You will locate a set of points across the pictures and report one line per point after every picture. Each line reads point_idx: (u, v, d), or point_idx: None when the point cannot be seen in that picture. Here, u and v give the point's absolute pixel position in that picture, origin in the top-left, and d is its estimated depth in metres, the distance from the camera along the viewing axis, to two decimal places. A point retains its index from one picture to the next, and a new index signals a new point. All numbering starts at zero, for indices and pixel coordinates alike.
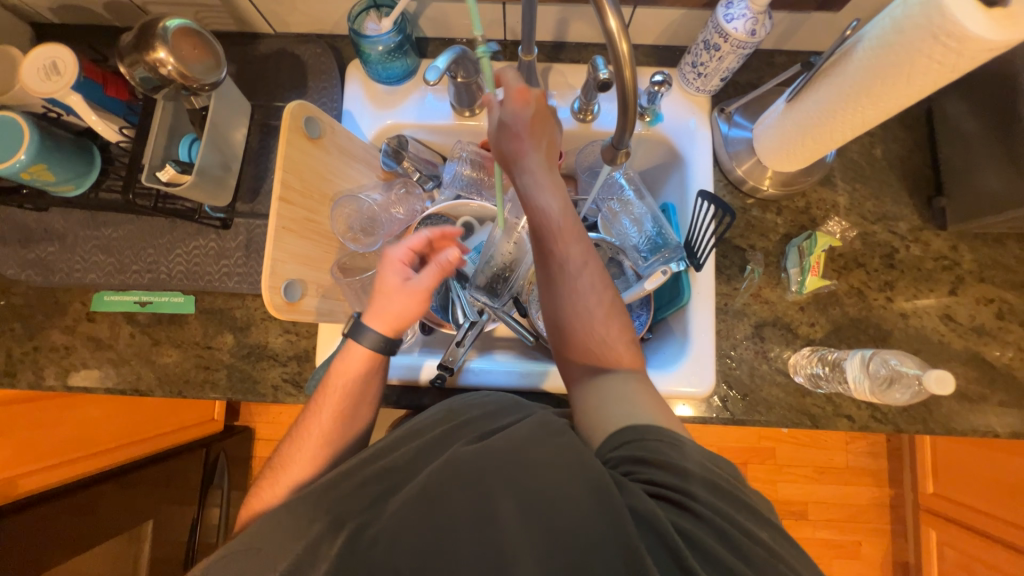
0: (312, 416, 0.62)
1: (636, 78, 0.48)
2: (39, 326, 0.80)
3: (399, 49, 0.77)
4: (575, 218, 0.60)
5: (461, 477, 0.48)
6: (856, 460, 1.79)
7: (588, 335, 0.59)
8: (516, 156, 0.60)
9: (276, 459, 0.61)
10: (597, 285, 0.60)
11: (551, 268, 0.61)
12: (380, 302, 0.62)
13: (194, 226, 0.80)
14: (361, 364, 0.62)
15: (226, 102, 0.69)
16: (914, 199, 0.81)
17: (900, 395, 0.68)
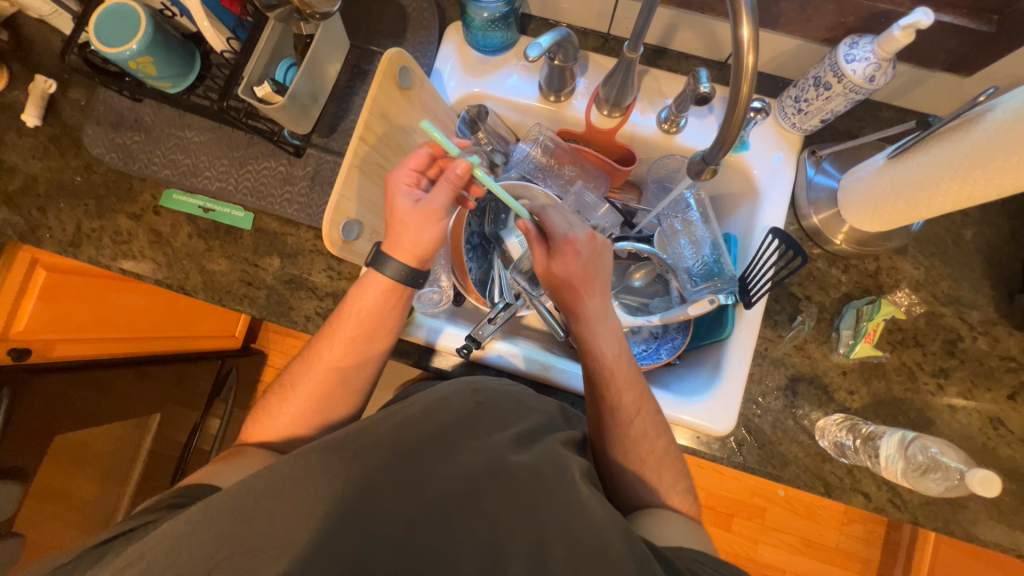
0: (328, 342, 0.66)
1: (750, 96, 0.47)
2: (109, 208, 0.85)
3: (503, 20, 0.77)
4: (627, 363, 0.66)
5: (486, 464, 0.50)
6: (847, 543, 1.72)
7: (635, 475, 0.64)
8: (573, 300, 0.67)
9: (287, 378, 0.67)
10: (647, 425, 0.65)
11: (602, 412, 0.66)
12: (397, 230, 0.65)
13: (269, 147, 0.82)
14: (378, 293, 0.65)
15: (328, 35, 0.70)
16: (994, 291, 0.76)
17: (934, 485, 0.65)
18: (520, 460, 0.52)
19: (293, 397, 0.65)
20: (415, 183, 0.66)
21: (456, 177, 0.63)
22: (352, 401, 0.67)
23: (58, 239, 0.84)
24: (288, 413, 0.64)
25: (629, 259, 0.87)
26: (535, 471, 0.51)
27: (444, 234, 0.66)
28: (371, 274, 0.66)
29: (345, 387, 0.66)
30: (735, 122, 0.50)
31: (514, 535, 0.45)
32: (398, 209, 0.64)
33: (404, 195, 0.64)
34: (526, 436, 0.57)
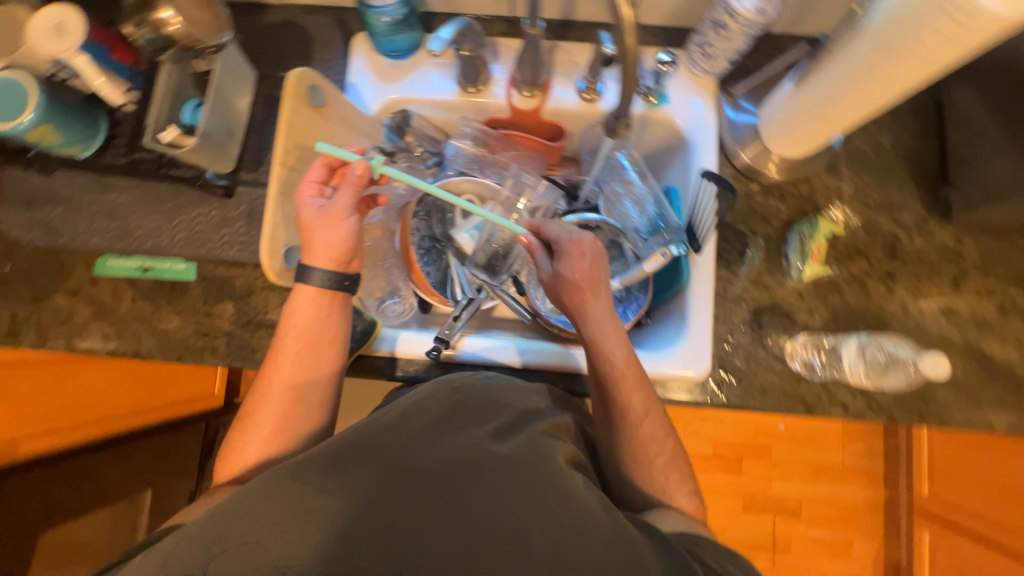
0: (275, 366, 0.65)
1: (638, 45, 0.48)
2: (42, 289, 0.81)
3: (405, 22, 0.77)
4: (636, 363, 0.67)
5: (467, 457, 0.51)
6: (852, 460, 1.79)
7: (642, 470, 0.66)
8: (580, 305, 0.67)
9: (244, 410, 0.65)
10: (655, 423, 0.67)
11: (613, 413, 0.68)
12: (307, 239, 0.63)
13: (197, 193, 0.80)
14: (309, 303, 0.64)
15: (231, 67, 0.69)
16: (919, 189, 0.80)
17: (895, 379, 0.74)
18: (500, 449, 0.53)
19: (253, 428, 0.63)
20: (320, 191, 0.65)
21: (355, 180, 0.61)
22: (314, 420, 0.66)
23: None
24: (252, 444, 0.63)
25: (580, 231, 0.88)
26: (519, 459, 0.52)
27: (355, 233, 0.65)
28: (298, 289, 0.65)
29: (302, 405, 0.65)
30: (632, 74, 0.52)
31: (504, 519, 0.46)
32: (306, 218, 0.63)
33: (307, 204, 0.63)
34: (503, 426, 0.57)
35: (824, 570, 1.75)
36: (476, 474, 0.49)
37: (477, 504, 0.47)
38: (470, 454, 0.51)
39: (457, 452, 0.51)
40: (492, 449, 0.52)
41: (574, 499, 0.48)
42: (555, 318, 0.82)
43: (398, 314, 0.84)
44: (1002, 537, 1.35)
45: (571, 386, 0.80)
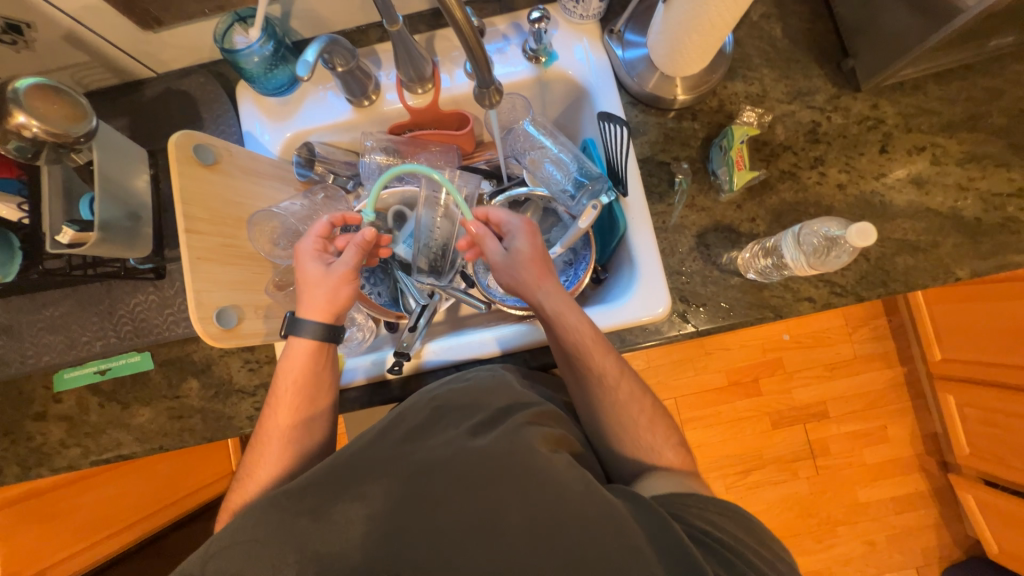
0: (273, 416, 0.66)
1: (469, 17, 0.47)
2: (10, 420, 0.81)
3: (277, 55, 0.76)
4: (598, 332, 0.67)
5: (447, 460, 0.53)
6: (863, 348, 1.79)
7: (624, 432, 0.65)
8: (537, 283, 0.68)
9: (245, 468, 0.65)
10: (629, 382, 0.67)
11: (587, 380, 0.67)
12: (309, 294, 0.66)
13: (130, 284, 0.80)
14: (305, 354, 0.66)
15: (113, 152, 0.68)
16: (825, 68, 0.80)
17: (838, 259, 0.67)
18: (476, 446, 0.53)
19: (252, 482, 0.62)
20: (319, 251, 0.69)
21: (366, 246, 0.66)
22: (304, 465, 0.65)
23: None
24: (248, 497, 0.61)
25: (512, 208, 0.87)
26: (491, 454, 0.52)
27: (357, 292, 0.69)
28: (292, 340, 0.67)
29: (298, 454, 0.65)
30: (482, 55, 0.55)
31: (487, 515, 0.49)
32: (309, 276, 0.66)
33: (314, 262, 0.67)
34: (479, 422, 0.57)
35: (866, 461, 1.77)
36: (459, 484, 0.51)
37: (468, 513, 0.50)
38: (451, 460, 0.53)
39: (438, 456, 0.53)
40: (467, 454, 0.53)
41: (559, 491, 0.50)
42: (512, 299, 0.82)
43: (361, 343, 0.83)
44: None
45: (544, 361, 0.79)
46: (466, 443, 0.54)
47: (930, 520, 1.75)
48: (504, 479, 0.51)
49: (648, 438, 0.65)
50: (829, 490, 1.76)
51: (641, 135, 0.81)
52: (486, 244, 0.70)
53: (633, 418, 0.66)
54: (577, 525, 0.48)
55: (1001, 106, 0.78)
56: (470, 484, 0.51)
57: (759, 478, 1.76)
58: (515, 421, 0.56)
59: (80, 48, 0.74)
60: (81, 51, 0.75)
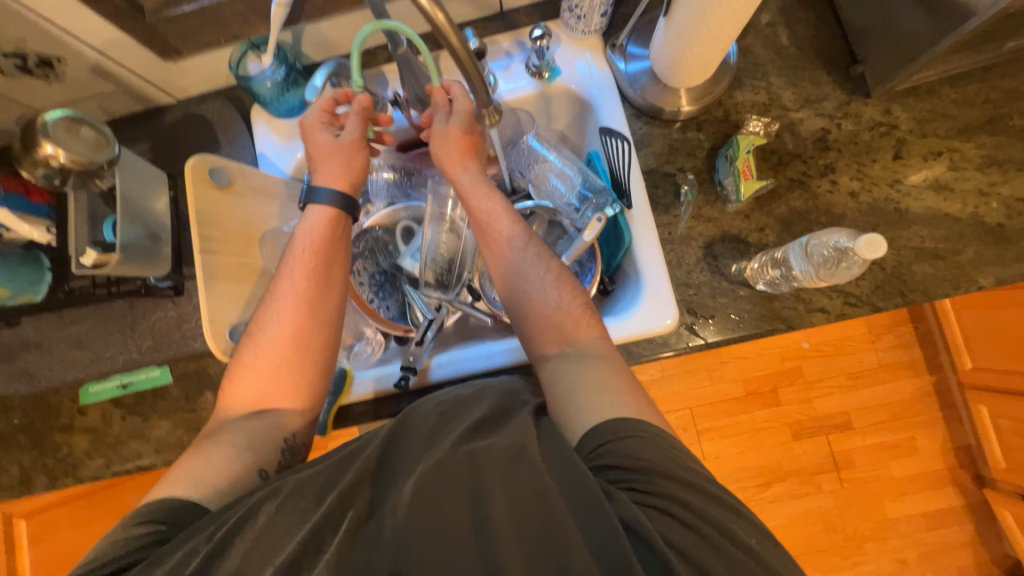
0: (284, 281, 0.65)
1: (466, 42, 0.50)
2: (39, 432, 0.84)
3: (289, 79, 0.79)
4: (513, 212, 0.71)
5: (442, 461, 0.50)
6: (888, 356, 1.72)
7: (529, 281, 0.66)
8: (456, 159, 0.71)
9: (254, 324, 0.64)
10: (536, 248, 0.68)
11: (496, 248, 0.69)
12: (325, 164, 0.68)
13: (150, 300, 0.83)
14: (323, 221, 0.66)
15: (135, 177, 0.71)
16: (834, 74, 0.79)
17: (849, 271, 0.66)
18: (473, 446, 0.51)
19: (258, 354, 0.62)
20: (327, 123, 0.69)
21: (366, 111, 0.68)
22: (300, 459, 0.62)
23: (8, 485, 0.83)
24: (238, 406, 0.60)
25: None
26: (488, 457, 0.50)
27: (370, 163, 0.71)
28: (310, 210, 0.68)
29: (300, 382, 0.62)
30: (476, 73, 0.56)
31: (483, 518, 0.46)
32: (319, 146, 0.68)
33: (323, 134, 0.68)
34: (476, 426, 0.54)
35: (894, 474, 1.69)
36: (455, 483, 0.49)
37: (458, 512, 0.47)
38: (449, 460, 0.50)
39: (435, 456, 0.51)
40: (470, 449, 0.50)
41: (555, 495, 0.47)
42: None
43: (370, 356, 0.85)
44: None
45: None
46: (470, 441, 0.51)
47: (965, 537, 1.66)
48: (502, 483, 0.48)
49: (554, 300, 0.64)
50: (855, 504, 1.69)
51: (645, 147, 0.81)
52: (434, 116, 0.71)
53: (559, 305, 0.63)
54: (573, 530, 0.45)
55: (1023, 108, 0.75)
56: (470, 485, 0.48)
57: (781, 491, 1.70)
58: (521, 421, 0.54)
59: (107, 78, 0.79)
60: (107, 81, 0.79)
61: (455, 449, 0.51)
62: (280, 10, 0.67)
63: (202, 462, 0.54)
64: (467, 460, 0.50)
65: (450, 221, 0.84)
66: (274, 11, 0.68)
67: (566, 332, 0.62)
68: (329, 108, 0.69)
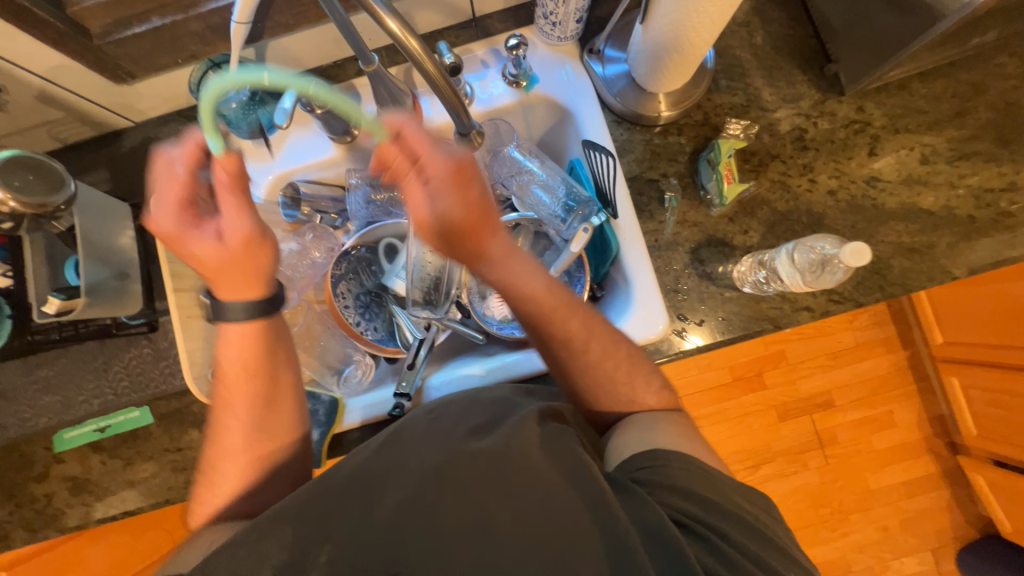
0: (227, 410, 0.59)
1: (442, 69, 0.50)
2: (13, 484, 0.80)
3: (255, 99, 0.77)
4: (558, 291, 0.63)
5: (448, 460, 0.52)
6: (866, 335, 1.79)
7: (602, 377, 0.62)
8: (480, 250, 0.61)
9: (207, 463, 0.60)
10: (604, 335, 0.63)
11: (557, 348, 0.63)
12: (217, 271, 0.57)
13: (123, 339, 0.78)
14: (247, 338, 0.60)
15: (95, 213, 0.67)
16: (808, 73, 0.79)
17: (833, 276, 0.68)
18: (477, 446, 0.53)
19: (216, 491, 0.58)
20: (187, 213, 0.55)
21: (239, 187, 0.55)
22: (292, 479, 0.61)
23: None
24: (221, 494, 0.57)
25: None
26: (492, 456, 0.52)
27: (274, 241, 0.60)
28: (225, 329, 0.60)
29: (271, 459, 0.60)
30: (452, 98, 0.56)
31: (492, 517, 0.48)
32: (201, 253, 0.56)
33: (198, 236, 0.55)
34: (476, 428, 0.57)
35: (876, 447, 1.77)
36: (454, 492, 0.49)
37: (461, 520, 0.48)
38: (453, 460, 0.52)
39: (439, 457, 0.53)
40: (469, 457, 0.52)
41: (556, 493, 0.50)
42: (508, 326, 0.82)
43: (360, 381, 0.82)
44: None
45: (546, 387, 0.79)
46: (474, 449, 0.53)
47: (942, 502, 1.75)
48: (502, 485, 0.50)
49: (634, 392, 0.62)
50: (840, 478, 1.76)
51: (627, 153, 0.80)
52: (407, 187, 0.58)
53: (630, 392, 0.62)
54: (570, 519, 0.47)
55: (988, 101, 0.77)
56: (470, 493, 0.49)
57: (770, 472, 1.76)
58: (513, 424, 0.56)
59: (54, 105, 0.73)
60: (57, 108, 0.74)
61: (461, 450, 0.53)
62: (239, 30, 0.63)
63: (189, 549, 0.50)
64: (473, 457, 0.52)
65: None
66: (233, 29, 0.64)
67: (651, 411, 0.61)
68: (182, 198, 0.54)
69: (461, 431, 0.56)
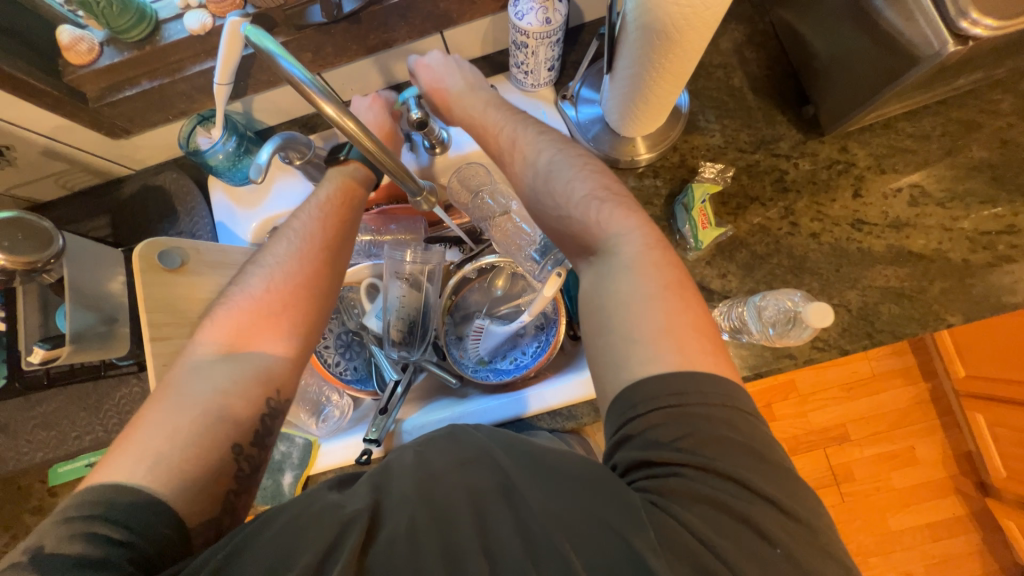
0: (276, 265, 0.65)
1: (381, 145, 0.51)
2: (13, 515, 0.84)
3: (241, 149, 0.79)
4: (498, 109, 0.69)
5: (422, 490, 0.47)
6: (881, 365, 1.70)
7: (541, 163, 0.63)
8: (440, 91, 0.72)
9: (237, 290, 0.63)
10: (532, 131, 0.66)
11: (514, 163, 0.66)
12: None
13: (113, 379, 0.81)
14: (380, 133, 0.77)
15: (86, 261, 0.70)
16: (787, 114, 0.78)
17: (800, 334, 0.64)
18: (460, 483, 0.47)
19: (233, 314, 0.61)
20: None
21: None
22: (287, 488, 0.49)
23: None
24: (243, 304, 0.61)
25: (481, 275, 0.84)
26: (468, 491, 0.47)
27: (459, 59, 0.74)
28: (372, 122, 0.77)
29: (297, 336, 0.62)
30: (400, 169, 0.57)
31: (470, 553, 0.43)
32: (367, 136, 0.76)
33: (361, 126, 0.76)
34: (448, 461, 0.50)
35: (896, 486, 1.66)
36: (436, 517, 0.45)
37: (435, 543, 0.44)
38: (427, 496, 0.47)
39: (406, 495, 0.47)
40: (457, 486, 0.47)
41: (532, 520, 0.44)
42: (483, 369, 0.82)
43: (339, 421, 0.83)
44: None
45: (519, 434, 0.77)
46: (449, 485, 0.47)
47: (972, 547, 1.63)
48: (483, 515, 0.45)
49: (571, 166, 0.62)
50: (858, 518, 1.66)
51: None
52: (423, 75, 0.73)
53: (566, 189, 0.60)
54: (548, 545, 0.42)
55: (981, 139, 0.74)
56: (452, 526, 0.45)
57: None
58: (501, 451, 0.50)
59: (60, 159, 0.78)
60: (60, 161, 0.79)
61: (449, 488, 0.47)
62: (220, 89, 0.67)
63: (142, 438, 0.50)
64: (441, 487, 0.47)
65: (409, 277, 0.82)
66: (216, 89, 0.68)
67: (590, 223, 0.58)
68: None
69: (443, 463, 0.50)
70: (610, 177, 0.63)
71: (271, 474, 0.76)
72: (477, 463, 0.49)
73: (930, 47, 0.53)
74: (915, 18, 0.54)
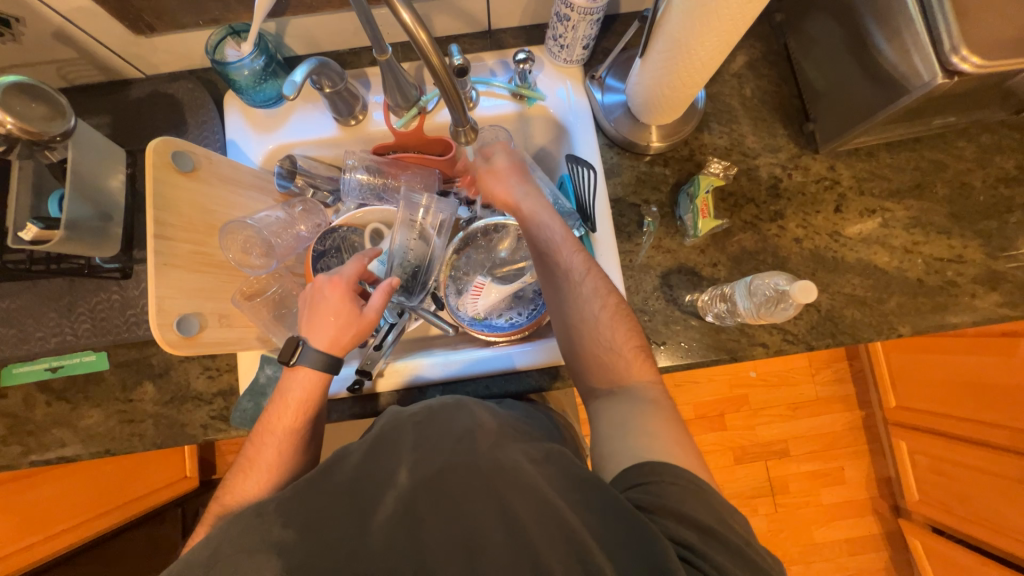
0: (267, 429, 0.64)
1: (444, 63, 0.52)
2: None
3: (267, 70, 0.78)
4: (562, 235, 0.70)
5: (429, 480, 0.50)
6: (826, 390, 1.84)
7: (559, 278, 0.68)
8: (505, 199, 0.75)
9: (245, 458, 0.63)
10: (571, 258, 0.68)
11: (556, 275, 0.68)
12: None
13: (91, 282, 0.77)
14: (348, 325, 0.67)
15: (89, 151, 0.67)
16: (789, 129, 0.86)
17: (784, 312, 0.69)
18: (468, 458, 0.52)
19: (248, 477, 0.61)
20: None
21: None
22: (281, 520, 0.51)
23: None
24: (248, 491, 0.60)
25: (487, 234, 0.87)
26: (474, 467, 0.51)
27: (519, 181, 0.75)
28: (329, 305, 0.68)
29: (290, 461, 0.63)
30: (454, 92, 0.57)
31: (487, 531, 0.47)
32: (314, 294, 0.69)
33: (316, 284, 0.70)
34: (452, 439, 0.54)
35: (823, 501, 1.80)
36: (448, 501, 0.49)
37: (447, 531, 0.48)
38: (436, 481, 0.50)
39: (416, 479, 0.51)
40: (466, 465, 0.51)
41: (541, 500, 0.48)
42: (478, 324, 0.83)
43: None
44: (986, 436, 1.41)
45: (505, 387, 0.80)
46: (454, 462, 0.51)
47: (881, 563, 1.78)
48: (498, 497, 0.49)
49: (594, 296, 0.66)
50: (788, 528, 1.79)
51: (614, 176, 0.85)
52: (485, 180, 0.77)
53: (591, 312, 0.65)
54: (560, 529, 0.46)
55: (945, 178, 0.84)
56: (465, 504, 0.49)
57: None
58: (504, 439, 0.55)
59: (70, 46, 0.75)
60: (70, 48, 0.75)
61: (450, 467, 0.51)
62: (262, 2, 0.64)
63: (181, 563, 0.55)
64: (451, 471, 0.51)
65: (419, 228, 0.83)
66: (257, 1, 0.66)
67: (604, 339, 0.64)
68: None
69: (446, 443, 0.53)
70: (628, 311, 0.67)
71: (252, 397, 0.76)
72: (480, 444, 0.53)
73: (922, 78, 0.61)
74: (909, 53, 0.62)
